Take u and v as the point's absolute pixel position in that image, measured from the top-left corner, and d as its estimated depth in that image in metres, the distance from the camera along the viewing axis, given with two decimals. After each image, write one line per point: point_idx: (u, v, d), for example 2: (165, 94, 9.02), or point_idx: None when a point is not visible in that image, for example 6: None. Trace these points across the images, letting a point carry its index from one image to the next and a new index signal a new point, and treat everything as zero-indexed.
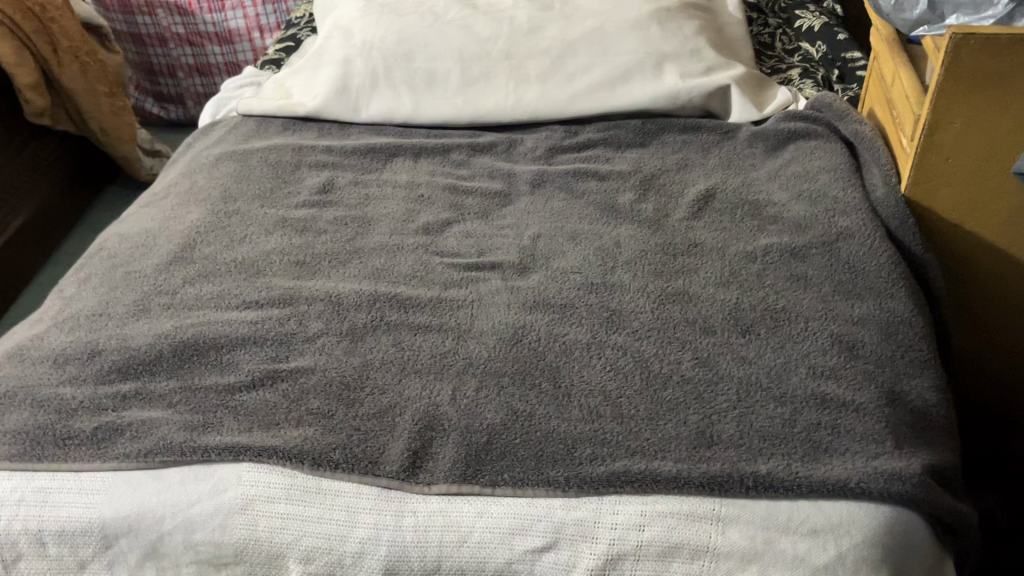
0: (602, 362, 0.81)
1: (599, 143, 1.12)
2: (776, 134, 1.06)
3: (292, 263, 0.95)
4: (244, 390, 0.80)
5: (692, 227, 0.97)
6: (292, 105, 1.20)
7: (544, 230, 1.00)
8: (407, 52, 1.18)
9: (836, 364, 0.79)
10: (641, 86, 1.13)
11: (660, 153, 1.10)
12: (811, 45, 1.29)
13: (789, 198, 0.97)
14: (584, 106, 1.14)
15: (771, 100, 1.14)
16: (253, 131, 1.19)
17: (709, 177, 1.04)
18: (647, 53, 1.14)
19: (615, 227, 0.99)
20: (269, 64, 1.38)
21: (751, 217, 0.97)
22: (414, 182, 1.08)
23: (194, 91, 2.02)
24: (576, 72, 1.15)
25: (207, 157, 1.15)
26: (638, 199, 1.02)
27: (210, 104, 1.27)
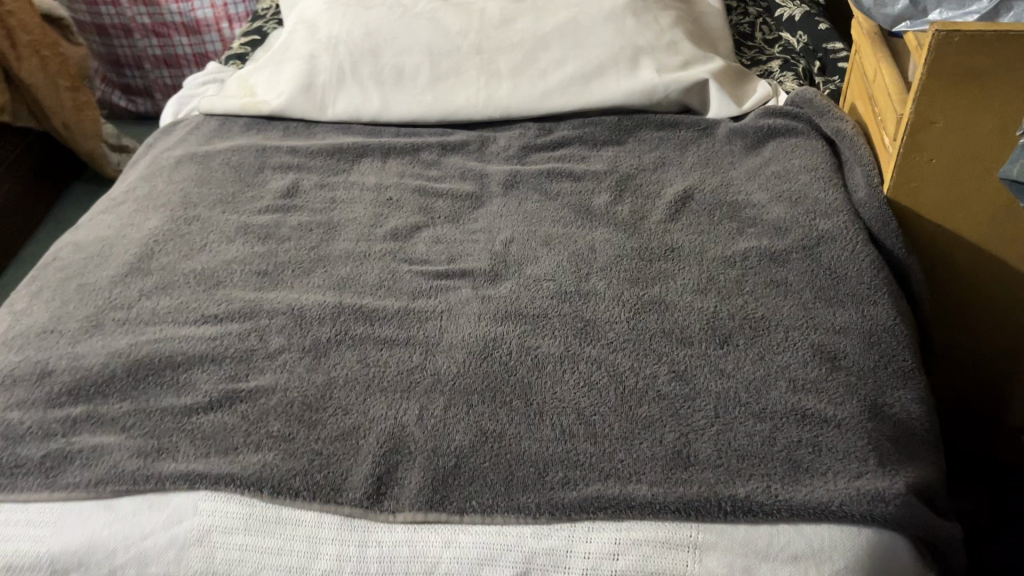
0: (575, 377, 0.78)
1: (573, 141, 1.09)
2: (755, 131, 1.02)
3: (253, 274, 0.91)
4: (201, 412, 0.77)
5: (669, 230, 0.94)
6: (255, 104, 1.16)
7: (517, 235, 0.97)
8: (374, 47, 1.14)
9: (818, 376, 0.76)
10: (616, 82, 1.09)
11: (636, 152, 1.06)
12: (792, 35, 1.25)
13: (769, 199, 0.94)
14: (558, 103, 1.10)
15: (750, 95, 1.10)
16: (215, 131, 1.15)
17: (687, 177, 1.01)
18: (623, 46, 1.10)
19: (589, 231, 0.96)
20: (233, 58, 1.33)
21: (729, 220, 0.94)
22: (382, 184, 1.04)
23: (163, 83, 1.96)
24: (549, 67, 1.11)
25: (167, 159, 1.10)
26: (614, 200, 0.99)
27: (171, 102, 1.22)
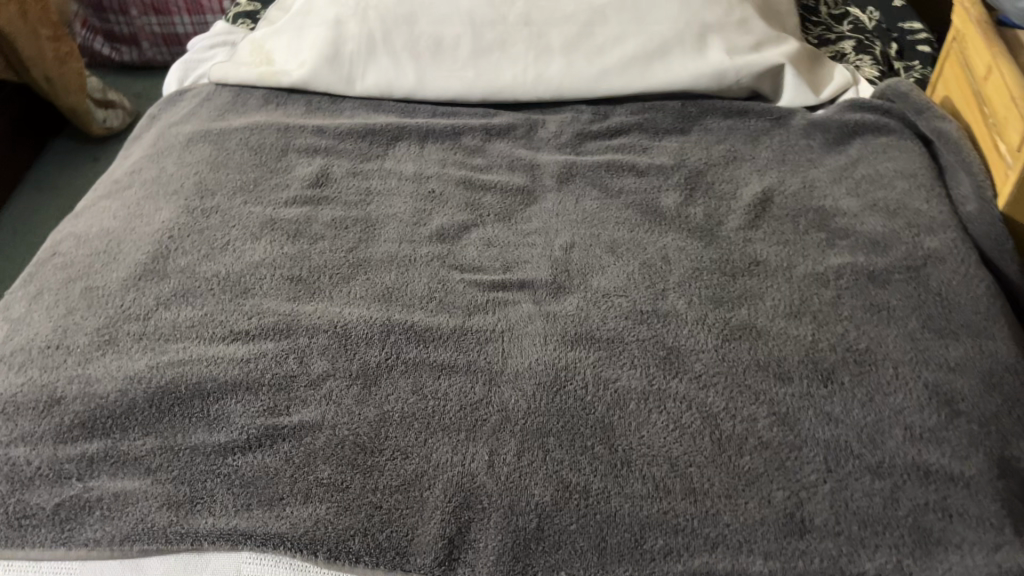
0: (664, 418, 0.69)
1: (633, 128, 0.98)
2: (839, 126, 0.92)
3: (285, 280, 0.81)
4: (238, 452, 0.67)
5: (749, 239, 0.84)
6: (273, 75, 1.03)
7: (578, 239, 0.86)
8: (408, 14, 1.02)
9: (937, 422, 0.68)
10: (680, 64, 0.98)
11: (704, 144, 0.96)
12: (861, 10, 1.14)
13: (862, 207, 0.84)
14: (615, 85, 0.99)
15: (827, 81, 1.00)
16: (229, 104, 1.02)
17: (763, 176, 0.91)
18: (689, 23, 0.98)
19: (660, 237, 0.86)
20: (242, 16, 1.19)
21: (817, 230, 0.84)
22: (422, 174, 0.93)
23: (151, 30, 1.78)
24: (607, 43, 0.99)
25: (177, 137, 0.98)
26: (684, 201, 0.89)
27: (176, 68, 1.10)
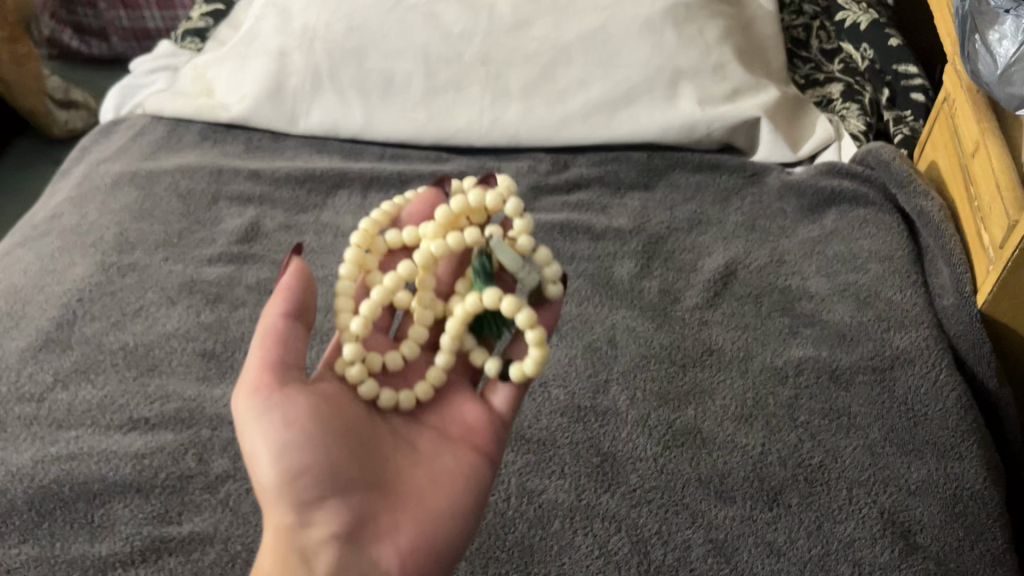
0: (589, 543, 0.63)
1: (593, 182, 0.91)
2: (815, 192, 0.84)
3: (196, 356, 0.75)
4: (119, 568, 0.61)
5: (705, 322, 0.77)
6: (212, 108, 0.96)
7: None
8: (358, 47, 0.94)
9: (891, 560, 0.61)
10: (648, 113, 0.90)
11: (668, 203, 0.89)
12: (855, 47, 1.04)
13: (831, 291, 0.77)
14: (577, 133, 0.91)
15: (808, 136, 0.92)
16: (164, 140, 0.95)
17: (728, 245, 0.84)
18: (659, 68, 0.90)
19: (609, 313, 0.79)
20: (191, 34, 1.11)
21: (780, 314, 0.77)
22: (360, 230, 0.86)
23: (120, 26, 1.70)
24: (569, 87, 0.91)
25: (103, 177, 0.92)
26: (640, 271, 0.82)
27: (113, 93, 1.02)
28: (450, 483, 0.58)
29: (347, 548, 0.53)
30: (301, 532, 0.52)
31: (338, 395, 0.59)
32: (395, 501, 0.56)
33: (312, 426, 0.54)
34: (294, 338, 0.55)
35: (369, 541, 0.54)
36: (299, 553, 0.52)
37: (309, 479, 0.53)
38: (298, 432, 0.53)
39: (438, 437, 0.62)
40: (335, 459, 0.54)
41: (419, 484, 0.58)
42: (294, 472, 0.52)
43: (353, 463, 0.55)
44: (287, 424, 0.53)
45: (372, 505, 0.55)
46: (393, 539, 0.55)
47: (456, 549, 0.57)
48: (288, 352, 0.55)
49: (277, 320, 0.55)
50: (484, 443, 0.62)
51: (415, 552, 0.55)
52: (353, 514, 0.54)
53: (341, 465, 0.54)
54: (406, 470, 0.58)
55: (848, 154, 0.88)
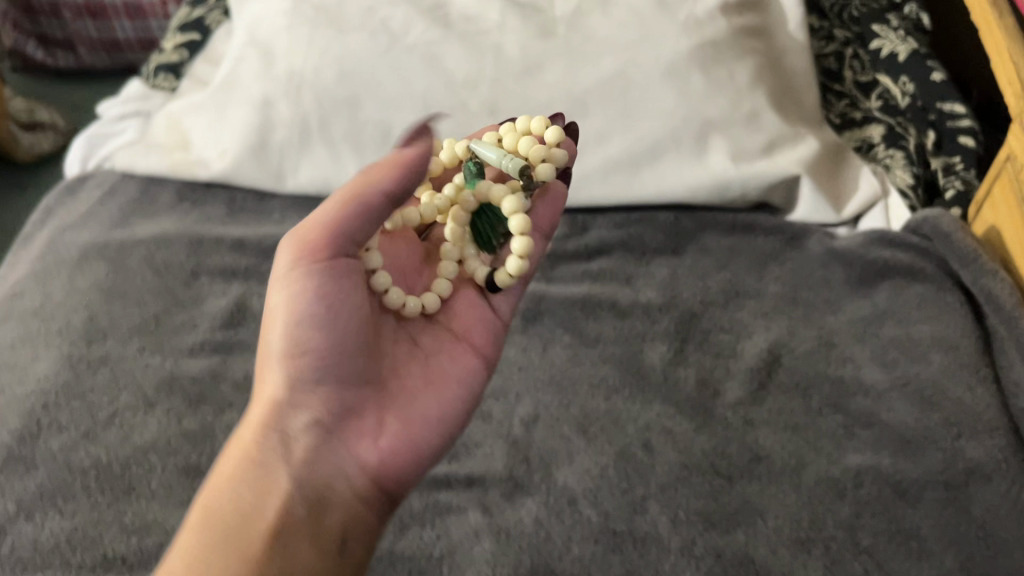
0: None
1: (615, 248, 0.82)
2: (865, 263, 0.76)
3: (178, 474, 0.66)
4: None
5: (750, 422, 0.69)
6: (189, 165, 0.86)
7: (542, 410, 0.71)
8: (350, 96, 0.84)
9: None
10: (675, 169, 0.81)
11: (699, 270, 0.80)
12: (893, 80, 0.95)
13: (889, 385, 0.69)
14: (596, 193, 0.83)
15: (851, 192, 0.83)
16: (136, 201, 0.86)
17: (769, 323, 0.75)
18: (686, 118, 0.81)
19: (641, 409, 0.70)
20: (163, 69, 1.01)
21: (832, 411, 0.69)
22: None
23: (88, 37, 1.58)
24: (587, 141, 0.83)
25: (70, 248, 0.82)
26: (673, 356, 0.74)
27: (79, 144, 0.93)
28: (443, 384, 0.59)
29: (329, 435, 0.55)
30: (286, 411, 0.55)
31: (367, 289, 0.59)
32: (387, 399, 0.58)
33: (338, 305, 0.56)
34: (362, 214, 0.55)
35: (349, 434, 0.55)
36: (280, 432, 0.54)
37: (308, 361, 0.55)
38: (325, 309, 0.55)
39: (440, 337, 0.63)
40: (337, 340, 0.56)
41: (402, 381, 0.59)
42: (294, 350, 0.55)
43: (352, 351, 0.57)
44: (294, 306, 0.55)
45: (365, 399, 0.57)
46: (375, 437, 0.55)
47: (444, 446, 0.58)
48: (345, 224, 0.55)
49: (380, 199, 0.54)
50: (482, 343, 0.63)
51: (397, 450, 0.55)
52: (346, 401, 0.56)
53: (343, 349, 0.56)
54: (401, 375, 0.60)
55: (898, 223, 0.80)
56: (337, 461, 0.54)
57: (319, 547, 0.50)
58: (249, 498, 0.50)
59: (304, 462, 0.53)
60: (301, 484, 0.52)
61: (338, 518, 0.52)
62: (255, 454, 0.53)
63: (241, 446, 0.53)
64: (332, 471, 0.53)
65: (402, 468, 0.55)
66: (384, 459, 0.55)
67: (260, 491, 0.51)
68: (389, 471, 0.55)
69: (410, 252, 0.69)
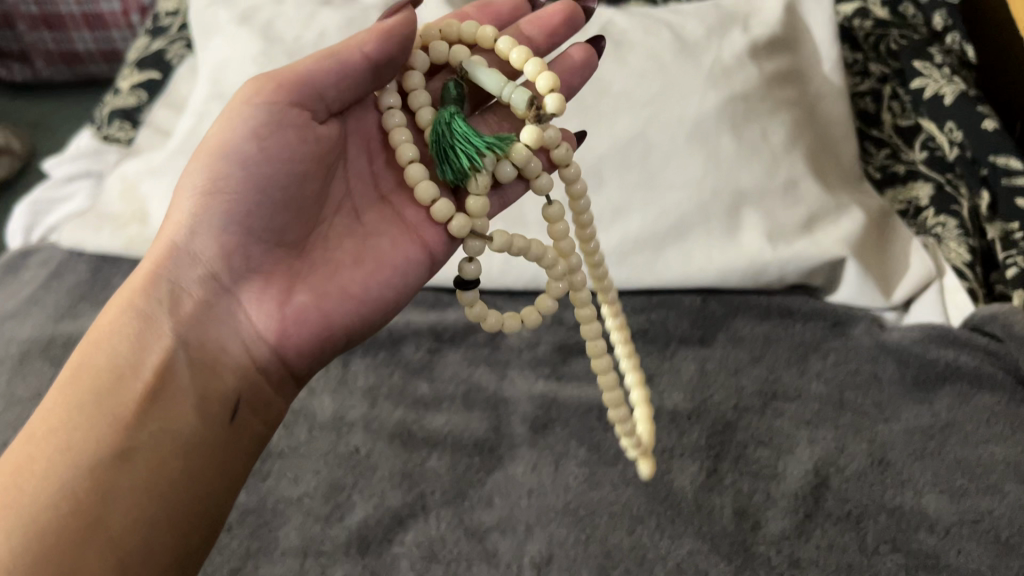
0: None
1: (635, 336, 0.73)
2: (922, 363, 0.68)
3: None
4: None
5: (798, 565, 0.59)
6: (144, 241, 0.75)
7: (556, 546, 0.60)
8: None
9: None
10: (703, 251, 0.72)
11: (732, 365, 0.70)
12: (938, 126, 0.84)
13: (956, 519, 0.60)
14: (613, 277, 0.73)
15: (899, 272, 0.75)
16: (87, 284, 0.75)
17: (814, 435, 0.66)
18: (715, 192, 0.72)
19: (672, 546, 0.60)
20: (118, 116, 0.90)
21: (891, 549, 0.59)
22: (342, 420, 0.69)
23: (44, 48, 1.44)
24: (602, 217, 0.73)
25: (9, 345, 0.71)
26: (705, 478, 0.64)
27: (22, 211, 0.83)
28: (376, 262, 0.55)
29: (223, 292, 0.52)
30: (184, 260, 0.52)
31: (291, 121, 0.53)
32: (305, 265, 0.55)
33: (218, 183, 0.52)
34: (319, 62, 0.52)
35: (247, 299, 0.53)
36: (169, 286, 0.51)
37: (237, 205, 0.52)
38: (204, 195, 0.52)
39: (340, 199, 0.58)
40: (274, 185, 0.53)
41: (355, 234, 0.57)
42: (228, 214, 0.52)
43: (306, 190, 0.55)
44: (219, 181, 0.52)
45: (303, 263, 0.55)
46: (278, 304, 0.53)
47: (355, 335, 0.55)
48: (316, 77, 0.53)
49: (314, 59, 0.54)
50: (434, 236, 0.58)
51: (300, 320, 0.53)
52: (281, 237, 0.54)
53: (273, 193, 0.53)
54: (318, 234, 0.56)
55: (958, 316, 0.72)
56: (226, 322, 0.52)
57: (205, 419, 0.48)
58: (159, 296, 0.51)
59: (192, 321, 0.51)
60: (187, 339, 0.50)
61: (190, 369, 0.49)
62: (139, 306, 0.50)
63: (81, 359, 0.48)
64: (225, 334, 0.51)
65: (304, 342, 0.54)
66: (273, 336, 0.53)
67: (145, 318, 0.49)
68: (285, 329, 0.53)
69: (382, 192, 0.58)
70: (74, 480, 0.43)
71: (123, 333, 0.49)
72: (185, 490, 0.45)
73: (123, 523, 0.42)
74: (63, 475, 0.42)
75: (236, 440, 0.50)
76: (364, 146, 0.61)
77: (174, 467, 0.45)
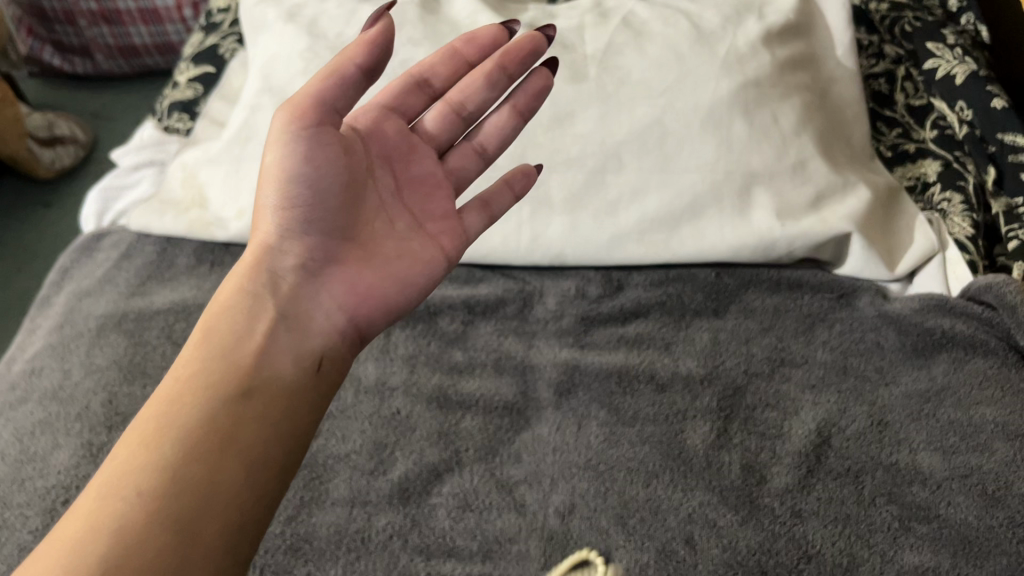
0: None
1: (653, 308, 0.80)
2: (921, 331, 0.73)
3: None
4: None
5: (799, 515, 0.64)
6: (204, 225, 0.83)
7: (577, 498, 0.67)
8: None
9: None
10: (715, 228, 0.78)
11: (743, 334, 0.76)
12: (949, 105, 0.88)
13: (948, 474, 0.65)
14: (632, 252, 0.79)
15: (905, 245, 0.79)
16: (155, 266, 0.84)
17: (818, 398, 0.71)
18: (728, 173, 0.77)
19: (683, 498, 0.66)
20: (178, 109, 0.98)
21: (886, 501, 0.64)
22: (384, 384, 0.76)
23: (103, 43, 1.53)
24: (621, 197, 0.79)
25: (87, 319, 0.79)
26: (715, 437, 0.69)
27: (94, 197, 0.91)
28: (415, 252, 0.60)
29: (309, 275, 0.57)
30: (275, 253, 0.57)
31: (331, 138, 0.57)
32: (369, 248, 0.59)
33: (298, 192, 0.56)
34: (323, 80, 0.55)
35: (331, 277, 0.57)
36: (268, 273, 0.57)
37: (310, 210, 0.57)
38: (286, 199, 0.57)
39: (388, 195, 0.61)
40: (331, 186, 0.57)
41: (404, 223, 0.61)
42: (304, 215, 0.57)
43: (358, 189, 0.59)
44: (294, 196, 0.56)
45: (368, 246, 0.59)
46: (348, 285, 0.58)
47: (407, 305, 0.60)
48: (326, 93, 0.55)
49: (344, 68, 0.56)
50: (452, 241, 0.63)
51: (363, 297, 0.58)
52: (348, 231, 0.58)
53: (336, 198, 0.57)
54: (372, 223, 0.60)
55: (958, 286, 0.77)
56: (313, 298, 0.57)
57: (297, 369, 0.54)
58: (255, 285, 0.56)
59: (289, 299, 0.56)
60: (280, 318, 0.55)
61: (285, 343, 0.55)
62: (242, 294, 0.55)
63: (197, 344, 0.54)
64: (311, 309, 0.57)
65: (371, 313, 0.59)
66: (346, 312, 0.57)
67: (248, 307, 0.55)
68: (352, 306, 0.58)
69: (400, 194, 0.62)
70: (202, 421, 0.50)
71: (232, 316, 0.55)
72: (282, 430, 0.52)
73: (230, 492, 0.48)
74: (192, 418, 0.50)
75: (325, 391, 0.55)
76: (386, 163, 0.62)
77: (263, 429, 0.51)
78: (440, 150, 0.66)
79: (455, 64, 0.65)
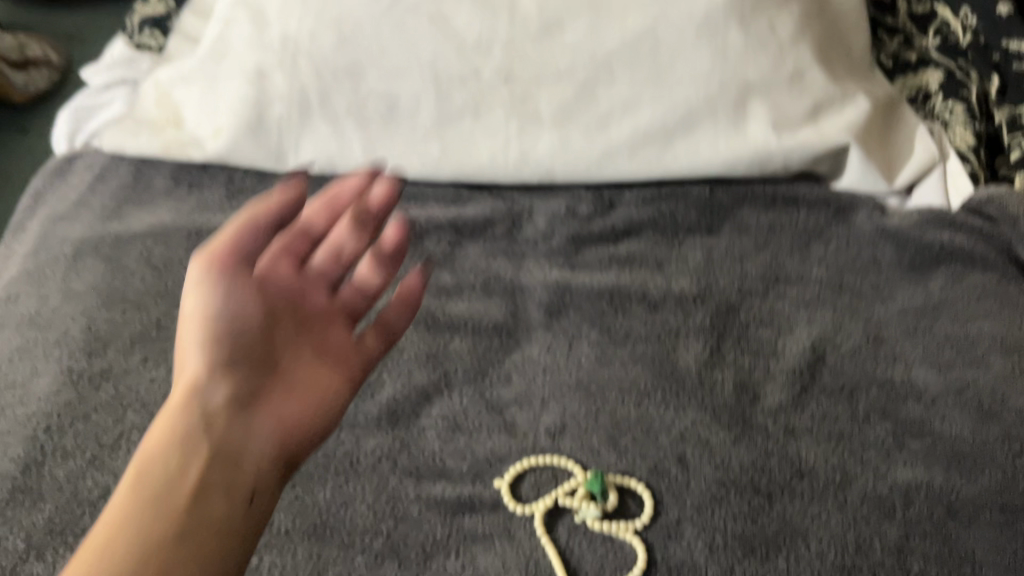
0: None
1: (645, 227, 0.77)
2: (919, 246, 0.71)
3: None
4: None
5: (792, 432, 0.64)
6: (181, 146, 0.81)
7: (569, 419, 0.66)
8: (351, 65, 0.78)
9: None
10: (709, 142, 0.75)
11: (737, 252, 0.75)
12: (954, 12, 0.86)
13: (943, 389, 0.64)
14: (622, 168, 0.77)
15: (905, 158, 0.77)
16: (130, 188, 0.82)
17: (812, 316, 0.70)
18: (723, 85, 0.74)
19: (675, 417, 0.65)
20: (149, 24, 0.94)
21: (880, 418, 0.64)
22: (370, 307, 0.74)
23: None
24: (613, 111, 0.76)
25: (62, 244, 0.77)
26: (708, 356, 0.68)
27: (65, 117, 0.88)
28: (346, 359, 0.56)
29: (236, 416, 0.50)
30: (197, 398, 0.50)
31: (244, 280, 0.53)
32: (292, 385, 0.53)
33: (214, 331, 0.51)
34: (242, 225, 0.52)
35: (260, 418, 0.50)
36: (196, 407, 0.49)
37: (230, 355, 0.51)
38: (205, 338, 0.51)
39: (298, 338, 0.55)
40: (248, 333, 0.52)
41: (309, 364, 0.54)
42: (227, 363, 0.51)
43: (273, 333, 0.54)
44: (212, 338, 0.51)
45: (286, 379, 0.53)
46: (275, 417, 0.51)
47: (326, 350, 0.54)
48: (240, 238, 0.52)
49: (262, 225, 0.53)
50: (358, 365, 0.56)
51: (291, 428, 0.51)
52: (268, 361, 0.53)
53: (254, 339, 0.52)
54: (292, 360, 0.54)
55: (958, 199, 0.75)
56: (241, 433, 0.49)
57: (234, 497, 0.47)
58: (179, 419, 0.49)
59: (221, 431, 0.49)
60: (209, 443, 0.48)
61: (216, 474, 0.47)
62: (171, 430, 0.48)
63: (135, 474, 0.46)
64: (243, 445, 0.49)
65: (300, 446, 0.51)
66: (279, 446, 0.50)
67: (174, 445, 0.47)
68: (283, 442, 0.50)
69: (321, 333, 0.56)
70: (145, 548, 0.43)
71: (161, 454, 0.47)
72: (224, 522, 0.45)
73: None
74: (136, 544, 0.43)
75: (264, 508, 0.48)
76: (287, 310, 0.55)
77: (216, 553, 0.44)
78: (331, 283, 0.59)
79: (332, 211, 0.59)
